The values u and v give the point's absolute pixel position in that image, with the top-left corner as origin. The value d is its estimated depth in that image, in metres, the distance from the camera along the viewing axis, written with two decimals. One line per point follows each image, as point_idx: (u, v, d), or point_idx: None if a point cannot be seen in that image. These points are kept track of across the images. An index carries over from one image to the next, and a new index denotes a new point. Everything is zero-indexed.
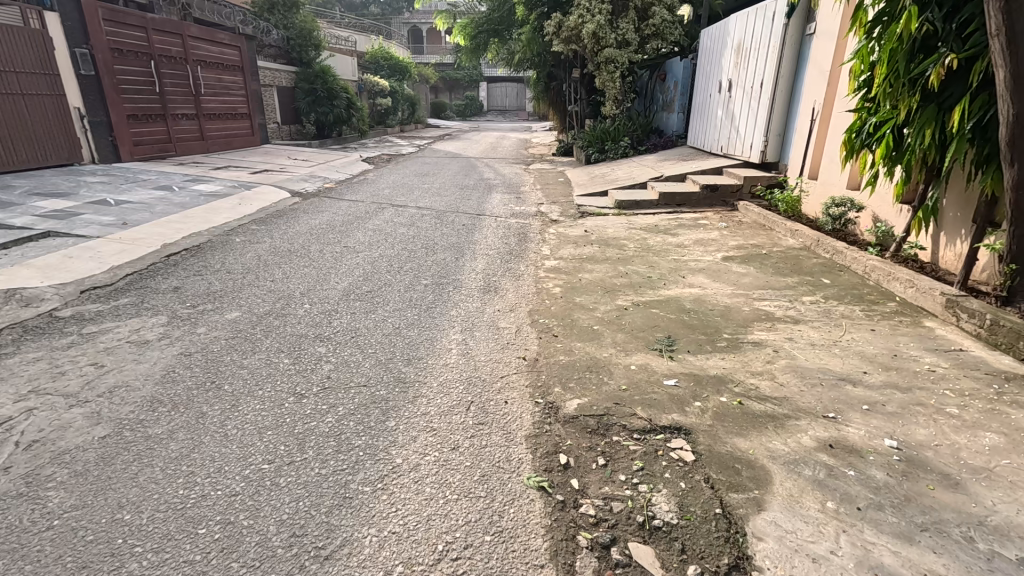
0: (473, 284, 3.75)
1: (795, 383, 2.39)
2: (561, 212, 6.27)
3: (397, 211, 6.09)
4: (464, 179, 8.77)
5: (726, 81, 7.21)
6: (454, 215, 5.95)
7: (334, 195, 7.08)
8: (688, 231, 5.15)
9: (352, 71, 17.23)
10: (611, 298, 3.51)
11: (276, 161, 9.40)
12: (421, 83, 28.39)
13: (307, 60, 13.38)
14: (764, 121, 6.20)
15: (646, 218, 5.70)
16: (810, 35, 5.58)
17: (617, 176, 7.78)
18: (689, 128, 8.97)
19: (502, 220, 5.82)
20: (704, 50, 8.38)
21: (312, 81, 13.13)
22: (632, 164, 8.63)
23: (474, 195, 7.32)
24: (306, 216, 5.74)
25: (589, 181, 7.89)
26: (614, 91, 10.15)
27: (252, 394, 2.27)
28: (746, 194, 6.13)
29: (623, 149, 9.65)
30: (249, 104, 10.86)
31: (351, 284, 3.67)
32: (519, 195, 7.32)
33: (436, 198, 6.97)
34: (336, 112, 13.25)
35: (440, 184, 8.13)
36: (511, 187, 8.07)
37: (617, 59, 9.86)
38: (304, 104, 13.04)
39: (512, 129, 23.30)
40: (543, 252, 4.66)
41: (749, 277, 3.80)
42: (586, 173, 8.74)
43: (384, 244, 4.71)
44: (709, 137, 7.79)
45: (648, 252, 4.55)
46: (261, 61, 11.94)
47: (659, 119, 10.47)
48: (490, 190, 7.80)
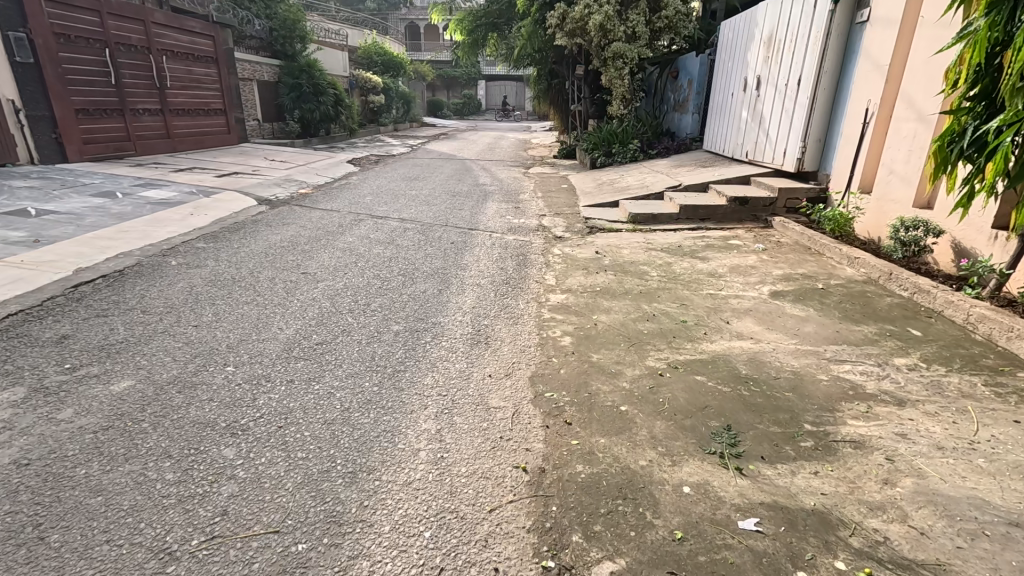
0: (458, 331, 2.91)
1: (943, 533, 1.54)
2: (565, 227, 5.44)
3: (377, 224, 5.26)
4: (457, 184, 7.94)
5: (754, 78, 6.39)
6: (442, 230, 5.11)
7: (309, 203, 6.25)
8: (719, 255, 4.32)
9: (343, 66, 16.35)
10: (638, 356, 2.67)
11: (250, 162, 8.54)
12: (418, 80, 27.51)
13: (292, 53, 12.51)
14: (801, 124, 5.37)
15: (666, 237, 4.86)
16: (862, 23, 4.75)
17: (627, 184, 6.94)
18: (706, 131, 8.12)
19: (498, 236, 4.99)
20: (725, 45, 7.55)
21: (297, 75, 12.26)
22: (643, 170, 7.78)
23: (466, 203, 6.48)
24: (267, 231, 4.88)
25: (596, 189, 7.06)
26: (621, 89, 9.33)
27: (84, 557, 1.42)
28: (781, 208, 5.30)
29: (632, 152, 8.80)
30: (225, 99, 9.98)
31: (297, 331, 2.82)
32: (518, 205, 6.48)
33: (423, 208, 6.12)
34: (322, 109, 12.38)
35: (430, 191, 7.29)
36: (508, 195, 7.22)
37: (626, 54, 9.05)
38: (289, 100, 12.17)
39: (512, 129, 22.46)
40: (546, 281, 3.82)
41: (812, 325, 2.96)
42: (592, 179, 7.90)
43: (353, 269, 3.86)
44: (731, 141, 6.95)
45: (675, 283, 3.72)
46: (240, 53, 11.06)
47: (671, 120, 9.63)
48: (485, 198, 6.95)
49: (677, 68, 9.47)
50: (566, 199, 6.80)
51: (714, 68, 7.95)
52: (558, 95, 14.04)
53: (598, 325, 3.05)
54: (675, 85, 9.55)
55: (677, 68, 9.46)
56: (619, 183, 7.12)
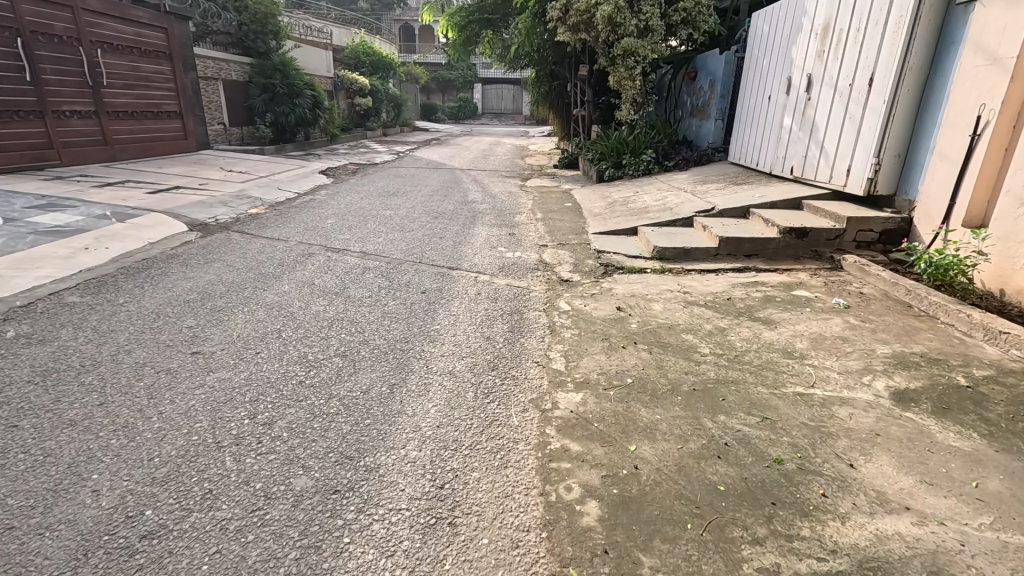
0: (403, 494, 1.71)
1: None
2: (572, 264, 4.26)
3: (331, 261, 4.09)
4: (442, 201, 6.79)
5: (801, 78, 5.24)
6: (413, 270, 3.94)
7: (256, 228, 5.08)
8: (786, 315, 3.15)
9: (326, 66, 15.19)
10: (723, 560, 1.48)
11: (202, 173, 7.36)
12: (411, 83, 26.40)
13: (265, 51, 11.35)
14: (873, 136, 4.21)
15: (707, 284, 3.70)
16: (968, 6, 3.60)
17: (643, 204, 5.78)
18: (736, 139, 6.95)
19: (485, 280, 3.82)
20: (760, 39, 6.39)
21: (270, 75, 11.08)
22: (660, 186, 6.62)
23: (450, 229, 5.31)
24: (180, 273, 3.70)
25: (606, 210, 5.89)
26: (632, 91, 8.23)
27: None
28: (850, 242, 4.15)
29: (647, 163, 7.65)
30: (179, 100, 8.81)
31: (120, 502, 1.61)
32: (512, 231, 5.32)
33: (395, 235, 4.96)
34: (298, 112, 11.21)
35: (408, 211, 6.12)
36: (501, 216, 6.05)
37: (637, 52, 7.94)
38: (260, 101, 10.99)
39: (509, 134, 21.32)
40: (550, 364, 2.65)
41: (994, 475, 1.79)
42: (600, 196, 6.74)
43: (272, 345, 2.67)
44: (771, 153, 5.80)
45: (738, 370, 2.55)
46: (202, 48, 9.88)
47: (688, 126, 8.50)
48: (473, 220, 5.78)
49: (696, 67, 8.34)
50: (571, 223, 5.62)
51: (745, 66, 6.79)
52: (558, 98, 12.91)
53: (637, 469, 1.86)
54: (693, 87, 8.41)
55: (695, 67, 8.33)
56: (633, 203, 5.95)
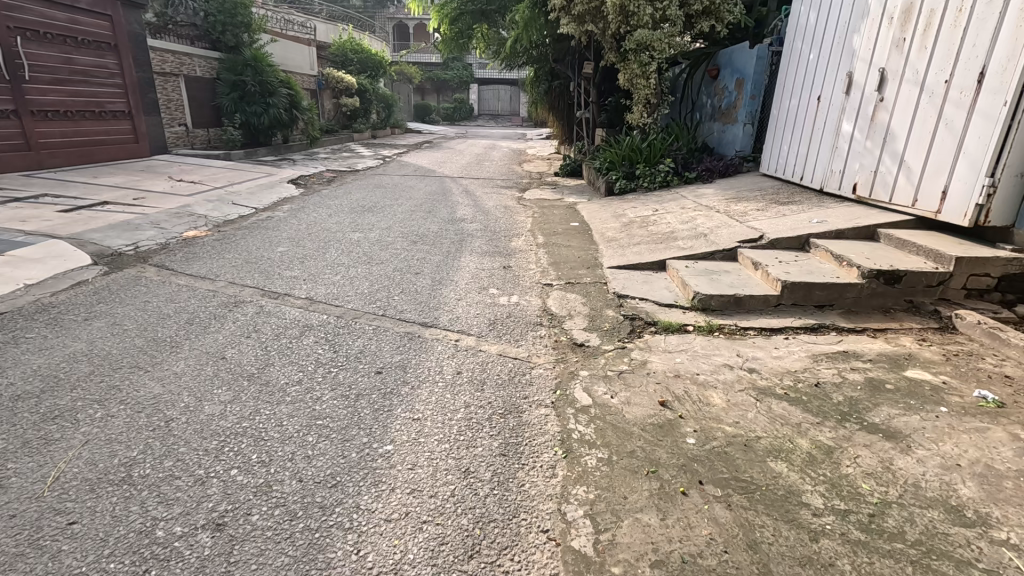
0: None
1: None
2: (587, 317, 3.22)
3: (263, 315, 3.03)
4: (426, 219, 5.73)
5: (870, 74, 4.21)
6: (372, 331, 2.89)
7: (183, 259, 4.02)
8: (915, 422, 2.11)
9: (309, 63, 14.14)
10: None
11: (144, 184, 6.28)
12: (404, 83, 25.37)
13: (235, 45, 10.27)
14: (984, 151, 3.18)
15: (777, 357, 2.66)
16: None
17: (668, 228, 4.73)
18: (773, 147, 5.92)
19: (468, 347, 2.76)
20: (804, 30, 5.36)
21: (239, 71, 10.02)
22: (683, 203, 5.59)
23: (429, 260, 4.26)
24: (38, 337, 2.65)
25: (621, 235, 4.85)
26: (644, 92, 7.27)
27: None
28: (956, 290, 3.13)
29: (664, 174, 6.61)
30: (129, 98, 7.75)
31: None
32: (507, 263, 4.27)
33: (359, 270, 3.91)
34: (271, 113, 10.14)
35: (382, 233, 5.07)
36: (494, 239, 5.01)
37: (652, 46, 6.95)
38: (228, 101, 9.91)
39: (506, 137, 20.27)
40: (567, 534, 1.60)
41: None
42: (612, 214, 5.69)
43: (104, 502, 1.61)
44: (826, 167, 4.77)
45: (889, 558, 1.50)
46: (159, 40, 8.80)
47: (709, 131, 7.47)
48: (460, 246, 4.74)
49: (719, 63, 7.31)
50: (580, 251, 4.58)
51: (783, 62, 5.77)
52: (559, 98, 11.87)
53: None
54: (715, 86, 7.38)
55: (718, 63, 7.30)
56: (655, 225, 4.91)
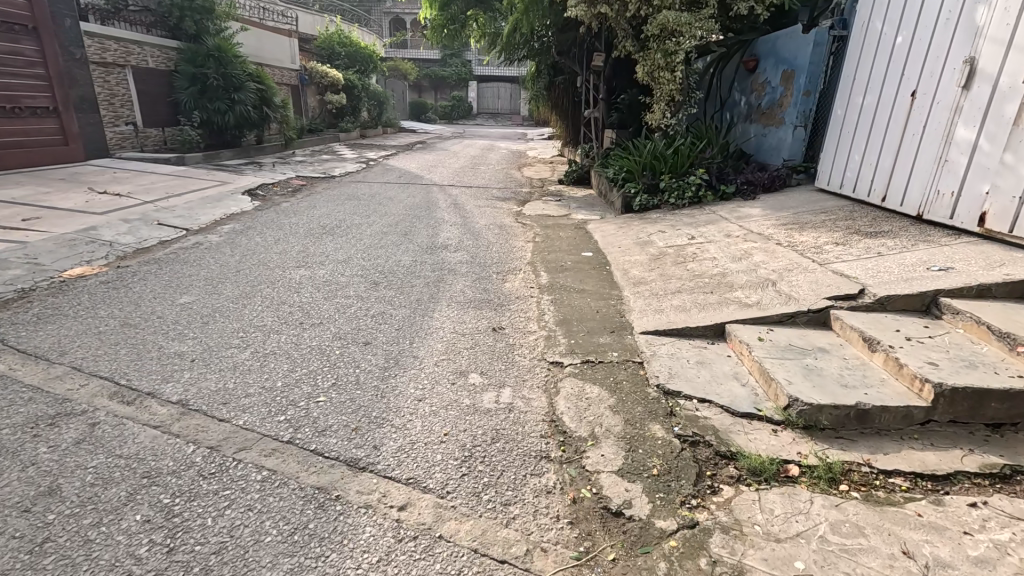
0: None
1: None
2: (622, 441, 2.01)
3: (81, 450, 1.82)
4: (398, 247, 4.52)
5: (1011, 58, 3.02)
6: (254, 492, 1.68)
7: (32, 319, 2.81)
8: None
9: (289, 57, 13.13)
10: None
11: (52, 199, 5.08)
12: (399, 79, 24.12)
13: (197, 33, 9.02)
14: None
15: (983, 564, 1.45)
16: None
17: (716, 268, 3.53)
18: (836, 157, 4.72)
19: (419, 534, 1.55)
20: (886, 5, 4.16)
21: (201, 63, 8.81)
22: (725, 229, 4.38)
23: (389, 318, 3.05)
24: None
25: (653, 276, 3.64)
26: (668, 87, 6.09)
27: None
28: None
29: (695, 187, 5.40)
30: (55, 92, 6.67)
31: None
32: (499, 322, 3.06)
33: (282, 340, 2.71)
34: (238, 110, 8.95)
35: (335, 270, 3.87)
36: (482, 279, 3.80)
37: (680, 32, 5.77)
38: (187, 97, 8.71)
39: (504, 137, 19.01)
40: None
41: None
42: (635, 242, 4.48)
43: None
44: (927, 186, 3.58)
45: None
46: (100, 26, 7.58)
47: (744, 135, 6.27)
48: (436, 291, 3.52)
49: (758, 53, 6.11)
50: (597, 301, 3.36)
51: (852, 48, 4.58)
52: (563, 95, 10.63)
53: None
54: (753, 81, 6.18)
55: (758, 53, 6.10)
56: (695, 263, 3.71)
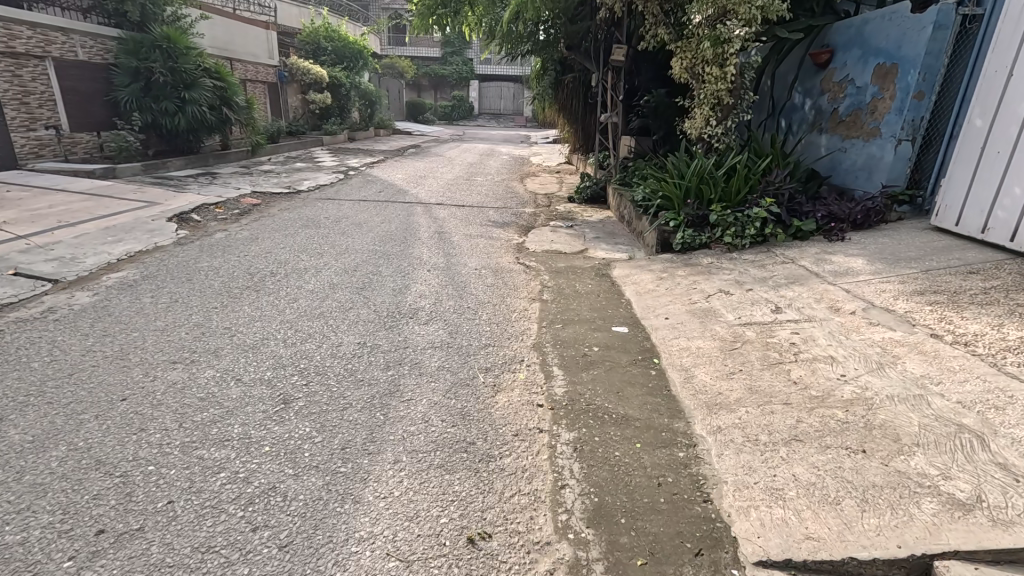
0: None
1: None
2: None
3: None
4: (342, 316, 3.12)
5: None
6: None
7: None
8: None
9: (264, 50, 11.76)
10: None
11: None
12: (395, 77, 22.71)
13: (142, 20, 7.66)
14: None
15: None
16: None
17: (848, 388, 2.12)
18: (975, 187, 3.32)
19: None
20: None
21: (145, 55, 7.45)
22: (823, 294, 2.98)
23: (275, 511, 1.64)
24: None
25: (737, 394, 2.23)
26: (717, 87, 4.70)
27: None
28: None
29: (759, 222, 4.00)
30: None
31: None
32: (482, 518, 1.66)
33: None
34: (189, 112, 7.64)
35: (231, 368, 2.48)
36: (461, 388, 2.40)
37: (737, 13, 4.38)
38: (128, 95, 7.36)
39: (507, 141, 17.55)
40: None
41: None
42: (689, 313, 3.08)
43: None
44: None
45: None
46: (10, 9, 6.25)
47: (814, 149, 4.87)
48: (380, 423, 2.12)
49: (834, 43, 4.68)
50: (653, 455, 1.95)
51: (1000, 32, 3.21)
52: (573, 95, 9.22)
53: None
54: (826, 79, 4.76)
55: (833, 43, 4.68)
56: (804, 370, 2.29)
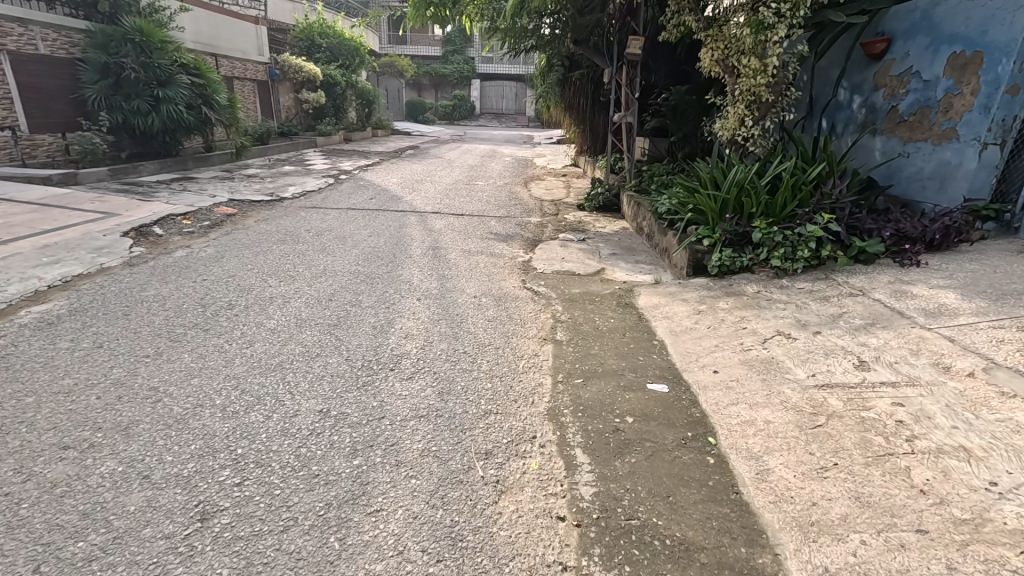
0: None
1: None
2: None
3: None
4: (305, 369, 2.47)
5: None
6: None
7: None
8: None
9: (253, 46, 11.13)
10: None
11: None
12: (394, 76, 22.04)
13: (113, 12, 7.03)
14: None
15: None
16: None
17: (1011, 509, 1.46)
18: None
19: None
20: None
21: (114, 49, 6.82)
22: (919, 344, 2.32)
23: None
24: None
25: (841, 507, 1.58)
26: (758, 82, 4.02)
27: None
28: None
29: (813, 241, 3.35)
30: None
31: None
32: None
33: None
34: (163, 111, 7.02)
35: (139, 457, 1.83)
36: (451, 490, 1.75)
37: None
38: (95, 93, 6.74)
39: (509, 142, 16.89)
40: None
41: None
42: (744, 366, 2.43)
43: None
44: None
45: None
46: None
47: (868, 154, 4.21)
48: (335, 557, 1.47)
49: (892, 30, 4.01)
50: None
51: None
52: (580, 92, 8.59)
53: None
54: (881, 72, 4.10)
55: (892, 31, 4.00)
56: (932, 472, 1.64)
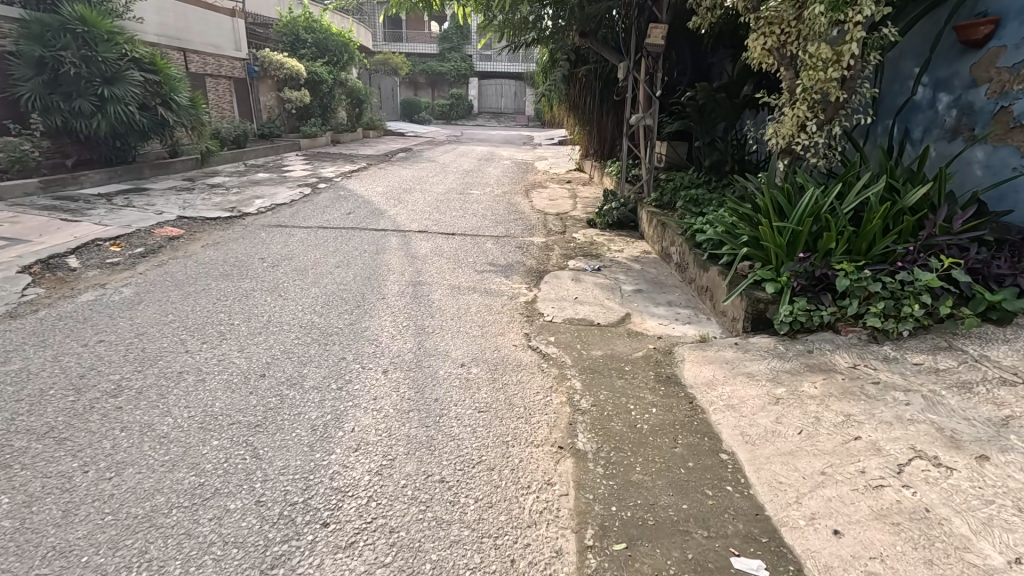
0: None
1: None
2: None
3: None
4: (182, 531, 1.55)
5: None
6: None
7: None
8: None
9: (229, 41, 10.22)
10: None
11: None
12: (389, 73, 21.13)
13: None
14: None
15: None
16: None
17: None
18: None
19: None
20: None
21: (53, 40, 5.83)
22: None
23: None
24: None
25: None
26: (829, 76, 3.10)
27: None
28: None
29: (923, 292, 2.44)
30: None
31: None
32: None
33: None
34: (110, 112, 6.10)
35: None
36: None
37: None
38: (26, 90, 5.74)
39: (508, 143, 15.95)
40: None
41: None
42: (883, 527, 1.51)
43: None
44: None
45: None
46: None
47: (964, 168, 3.30)
48: None
49: (1001, 9, 3.09)
50: None
51: None
52: (588, 91, 7.69)
53: None
54: (982, 64, 3.19)
55: (1002, 10, 3.09)
56: None
